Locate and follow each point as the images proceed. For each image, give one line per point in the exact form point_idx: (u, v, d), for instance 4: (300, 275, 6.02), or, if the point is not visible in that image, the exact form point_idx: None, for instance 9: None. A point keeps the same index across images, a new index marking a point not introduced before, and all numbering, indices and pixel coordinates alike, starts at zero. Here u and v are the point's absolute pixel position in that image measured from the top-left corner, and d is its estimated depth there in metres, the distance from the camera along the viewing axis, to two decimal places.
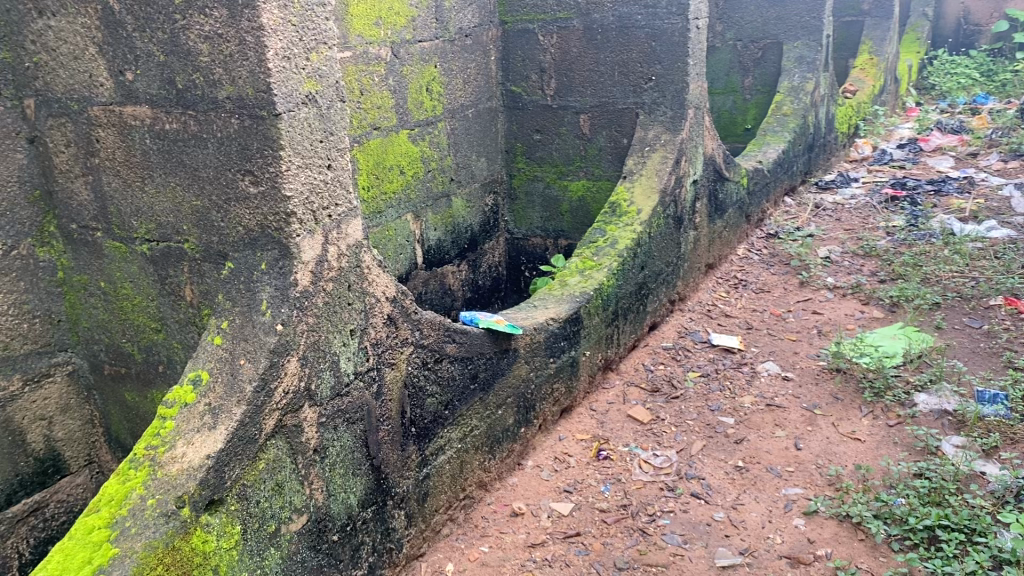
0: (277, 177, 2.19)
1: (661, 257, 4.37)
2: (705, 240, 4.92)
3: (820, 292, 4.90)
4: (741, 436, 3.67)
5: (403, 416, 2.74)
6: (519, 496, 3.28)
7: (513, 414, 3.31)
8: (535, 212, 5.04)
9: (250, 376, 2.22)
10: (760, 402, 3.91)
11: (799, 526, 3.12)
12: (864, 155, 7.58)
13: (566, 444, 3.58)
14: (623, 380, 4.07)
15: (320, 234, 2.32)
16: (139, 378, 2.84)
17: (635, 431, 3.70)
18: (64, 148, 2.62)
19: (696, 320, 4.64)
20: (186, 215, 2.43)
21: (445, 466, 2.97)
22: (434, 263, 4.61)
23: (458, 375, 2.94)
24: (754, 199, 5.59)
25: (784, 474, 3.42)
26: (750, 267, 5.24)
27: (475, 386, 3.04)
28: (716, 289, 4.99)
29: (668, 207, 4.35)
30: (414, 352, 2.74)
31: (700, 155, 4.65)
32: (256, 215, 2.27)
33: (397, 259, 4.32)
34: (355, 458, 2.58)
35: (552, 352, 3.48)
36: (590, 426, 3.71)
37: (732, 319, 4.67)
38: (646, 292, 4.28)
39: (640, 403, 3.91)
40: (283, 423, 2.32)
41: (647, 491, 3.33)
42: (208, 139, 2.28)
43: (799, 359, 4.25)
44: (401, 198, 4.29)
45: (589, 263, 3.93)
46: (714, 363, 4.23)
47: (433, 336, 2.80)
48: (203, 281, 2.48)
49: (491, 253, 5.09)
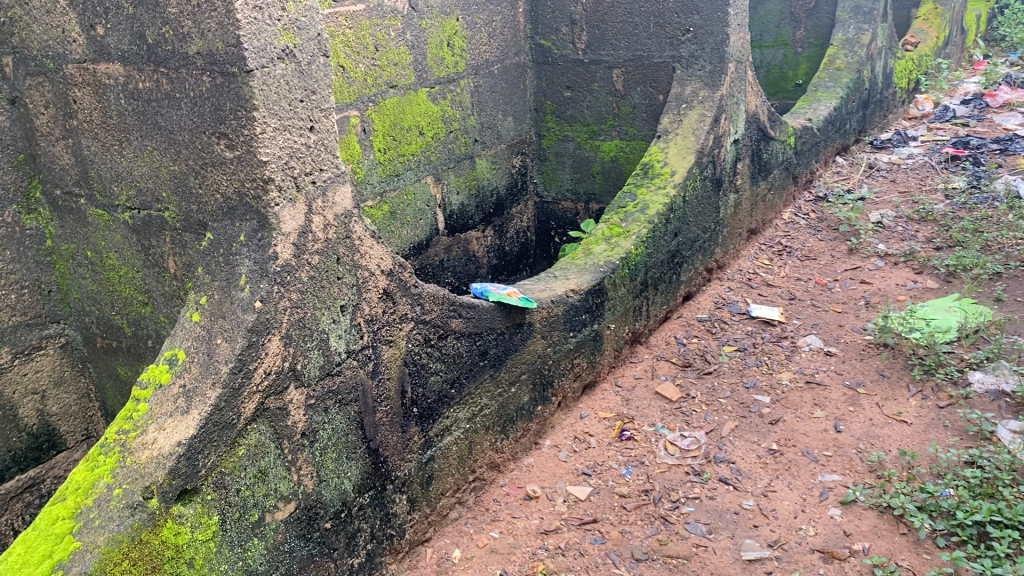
0: (251, 141, 2.01)
1: (697, 222, 4.10)
2: (747, 203, 4.61)
3: (870, 260, 4.59)
4: (776, 417, 3.42)
5: (403, 396, 2.56)
6: (534, 479, 3.09)
7: (528, 392, 3.11)
8: (566, 174, 4.79)
9: (227, 356, 2.05)
10: (799, 379, 3.65)
11: (835, 517, 2.89)
12: (924, 112, 7.13)
13: (588, 423, 3.38)
14: (653, 354, 3.84)
15: (302, 202, 2.13)
16: (130, 353, 2.68)
17: (663, 409, 3.48)
18: (43, 110, 2.46)
19: (735, 290, 4.37)
20: (164, 181, 2.26)
21: (452, 448, 2.79)
22: (457, 229, 4.42)
23: (465, 352, 2.76)
24: (803, 159, 5.25)
25: (821, 459, 3.17)
26: (796, 232, 4.93)
27: (484, 363, 2.86)
28: (758, 256, 4.70)
29: (706, 168, 4.07)
30: (415, 329, 2.56)
31: (742, 113, 4.34)
32: (233, 182, 2.09)
33: (416, 224, 4.15)
34: (350, 441, 2.41)
35: (572, 326, 3.27)
36: (616, 404, 3.50)
37: (774, 288, 4.39)
38: (680, 260, 4.02)
39: (670, 379, 3.68)
40: (266, 406, 2.15)
41: (672, 475, 3.11)
42: (181, 99, 2.10)
43: (844, 332, 3.96)
44: (420, 159, 4.10)
45: (616, 229, 3.69)
46: (752, 337, 3.97)
47: (436, 310, 2.62)
48: (185, 252, 2.31)
49: (519, 218, 4.86)
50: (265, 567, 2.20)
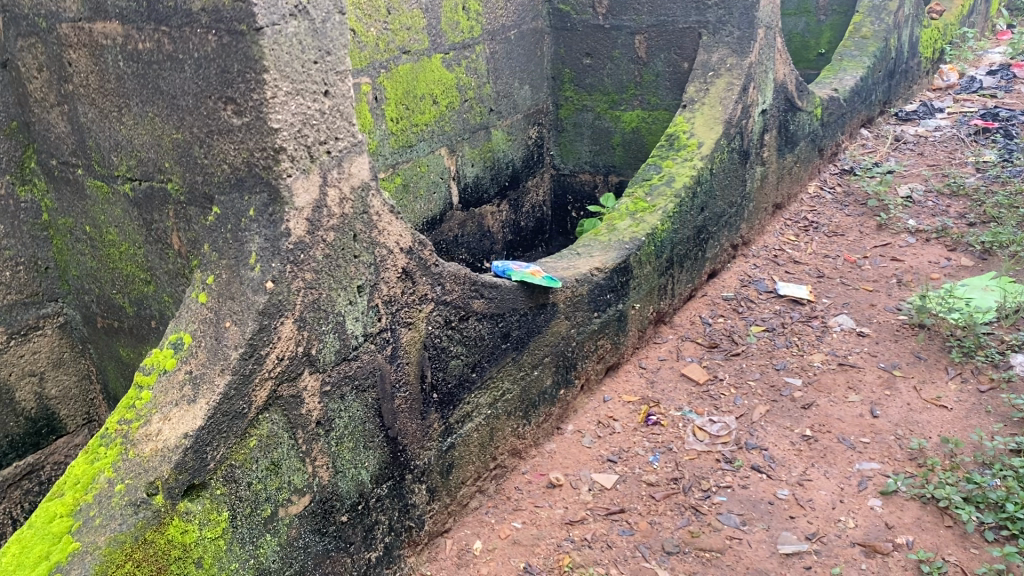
0: (261, 106, 1.84)
1: (724, 197, 3.92)
2: (773, 176, 4.43)
3: (900, 237, 4.41)
4: (809, 401, 3.27)
5: (423, 381, 2.41)
6: (557, 465, 2.95)
7: (551, 375, 2.96)
8: (584, 145, 4.61)
9: (236, 341, 1.90)
10: (831, 360, 3.50)
11: (876, 508, 2.74)
12: (949, 83, 6.90)
13: (611, 407, 3.23)
14: (677, 335, 3.68)
15: (316, 173, 1.96)
16: (132, 334, 2.53)
17: (690, 393, 3.33)
18: (37, 73, 2.28)
19: (761, 267, 4.20)
20: (166, 151, 2.09)
21: (473, 435, 2.64)
22: (472, 203, 4.25)
23: (487, 334, 2.62)
24: (829, 131, 5.05)
25: (858, 446, 3.02)
26: (823, 208, 4.75)
27: (506, 346, 2.71)
28: (783, 231, 4.53)
29: (733, 139, 3.89)
30: (436, 310, 2.41)
31: (771, 82, 4.14)
32: (241, 151, 1.93)
33: (430, 198, 3.98)
34: (367, 430, 2.26)
35: (596, 305, 3.12)
36: (640, 387, 3.35)
37: (801, 266, 4.23)
38: (706, 236, 3.85)
39: (696, 360, 3.53)
40: (278, 394, 1.99)
41: (702, 462, 2.97)
42: (184, 60, 1.92)
43: (876, 312, 3.80)
44: (434, 129, 3.92)
45: (641, 204, 3.52)
46: (780, 316, 3.81)
47: (457, 291, 2.47)
48: (190, 228, 2.15)
49: (536, 192, 4.68)
50: (278, 564, 2.06)
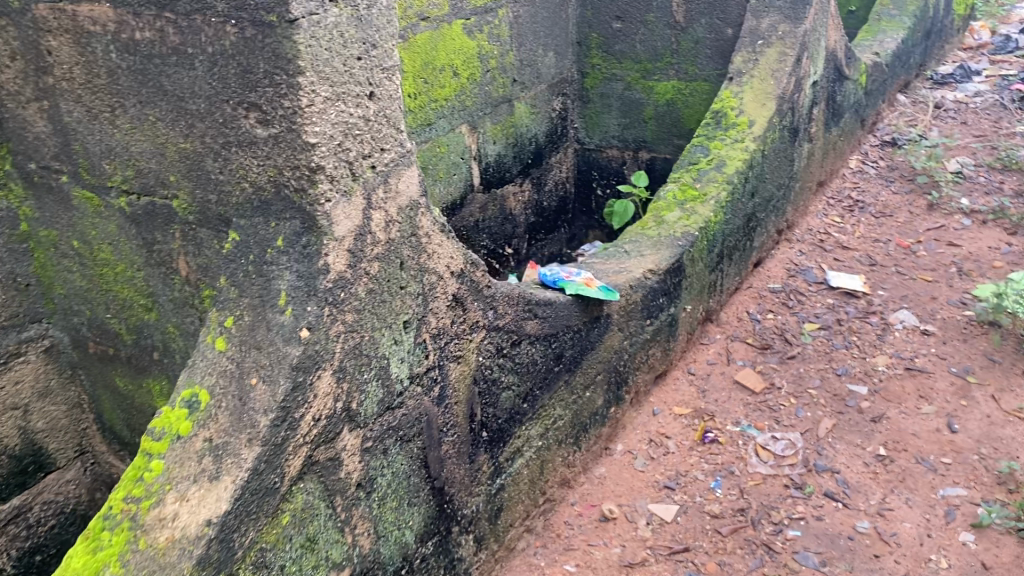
0: (294, 115, 1.47)
1: (773, 179, 3.57)
2: (819, 152, 4.08)
3: (955, 218, 4.08)
4: (878, 413, 2.98)
5: (472, 420, 2.08)
6: (609, 494, 2.65)
7: (603, 394, 2.65)
8: (612, 118, 4.23)
9: (266, 405, 1.55)
10: (897, 364, 3.20)
11: (969, 545, 2.46)
12: (981, 41, 6.52)
13: (662, 422, 2.93)
14: (726, 334, 3.37)
15: (359, 194, 1.60)
16: (131, 364, 2.18)
17: (747, 403, 3.03)
18: (8, 62, 1.88)
19: (808, 254, 3.88)
20: (171, 161, 1.72)
21: (523, 472, 2.32)
22: (493, 183, 3.89)
23: (540, 358, 2.29)
24: (871, 99, 4.70)
25: (939, 468, 2.74)
26: (866, 184, 4.41)
27: (559, 369, 2.38)
28: (827, 212, 4.19)
29: (785, 116, 3.53)
30: (487, 338, 2.07)
31: (823, 50, 3.77)
32: (266, 168, 1.57)
33: (450, 180, 3.61)
34: (412, 484, 1.93)
35: (649, 312, 2.79)
36: (691, 397, 3.05)
37: (851, 252, 3.91)
38: (755, 224, 3.52)
39: (750, 364, 3.22)
40: (315, 459, 1.66)
41: (769, 489, 2.68)
42: (194, 55, 1.55)
43: (939, 307, 3.49)
44: (454, 104, 3.53)
45: (690, 192, 3.18)
46: (835, 312, 3.50)
47: (509, 313, 2.13)
48: (200, 253, 1.79)
49: (559, 168, 4.32)
50: None
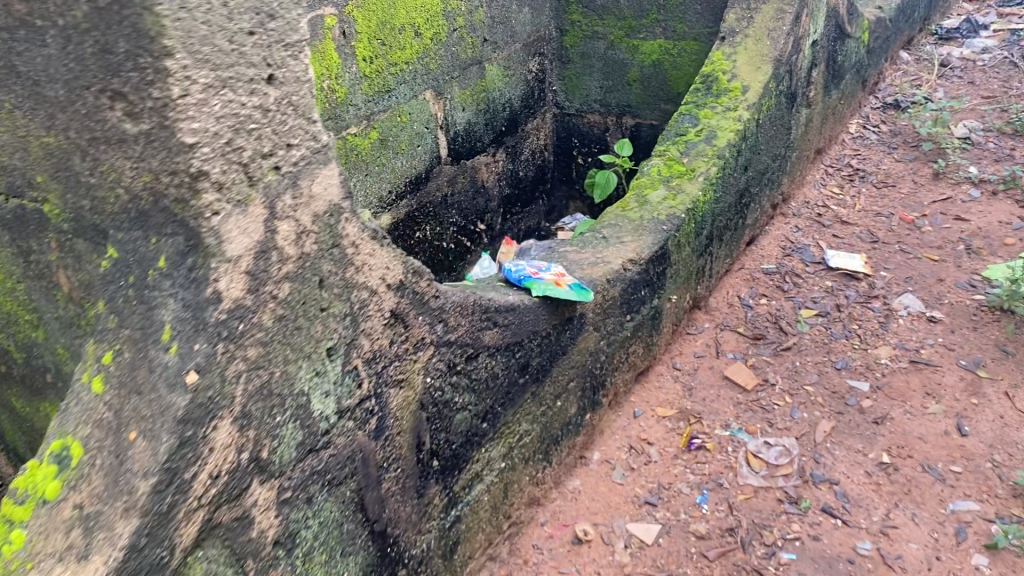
0: (164, 108, 1.15)
1: (768, 150, 3.26)
2: (818, 118, 3.76)
3: (962, 188, 3.77)
4: (881, 414, 2.71)
5: (419, 450, 1.80)
6: (583, 512, 2.38)
7: (576, 402, 2.37)
8: (594, 80, 3.90)
9: (146, 466, 1.25)
10: (901, 357, 2.92)
11: (982, 569, 2.20)
12: None
13: (644, 426, 2.66)
14: (714, 322, 3.08)
15: (259, 204, 1.28)
16: (26, 384, 1.87)
17: (737, 403, 2.75)
18: None
19: (804, 230, 3.58)
20: (36, 158, 1.40)
21: (483, 498, 2.05)
22: (463, 154, 3.57)
23: (501, 371, 2.00)
24: (873, 58, 4.36)
25: (948, 478, 2.47)
26: (868, 151, 4.10)
27: (525, 380, 2.09)
28: (825, 182, 3.89)
29: (782, 80, 3.20)
30: (436, 356, 1.78)
31: (824, 6, 3.42)
32: (141, 172, 1.25)
33: (413, 152, 3.29)
34: (346, 532, 1.65)
35: (629, 306, 2.50)
36: (676, 397, 2.77)
37: (850, 228, 3.61)
38: (748, 200, 3.21)
39: (741, 357, 2.94)
40: (216, 523, 1.37)
41: (760, 504, 2.41)
42: (46, 30, 1.22)
43: (946, 290, 3.20)
44: (417, 68, 3.19)
45: (676, 168, 2.87)
46: (833, 296, 3.21)
47: (463, 325, 1.83)
48: (81, 268, 1.48)
49: (536, 136, 3.99)
50: None
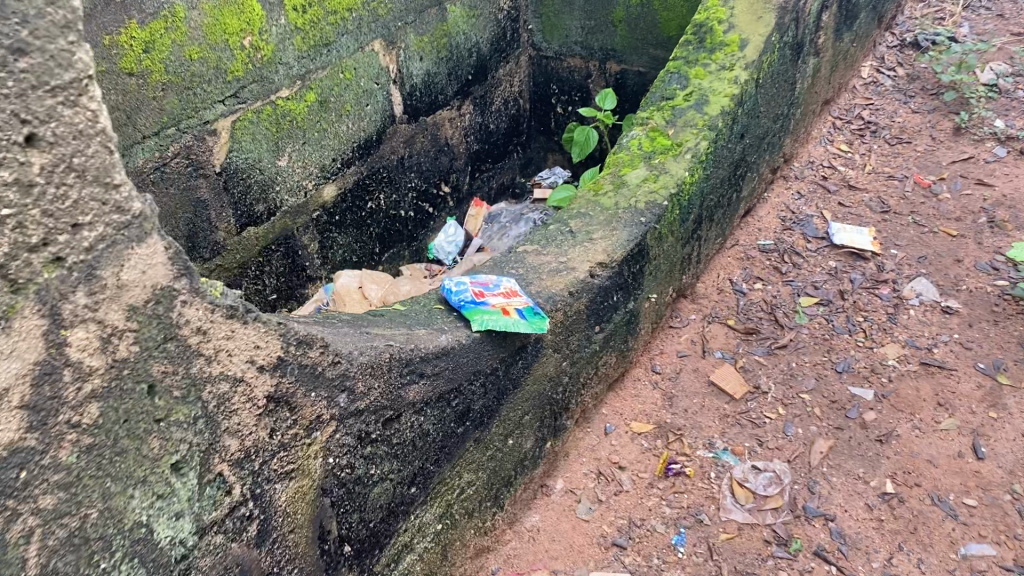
0: None
1: (769, 111, 2.83)
2: (827, 65, 3.31)
3: (986, 146, 3.32)
4: (886, 430, 2.37)
5: (323, 541, 1.47)
6: (541, 556, 2.08)
7: (534, 434, 2.03)
8: (573, 19, 3.41)
9: None
10: (911, 358, 2.57)
11: None
12: None
13: (616, 446, 2.33)
14: (702, 314, 2.73)
15: (32, 313, 0.90)
16: None
17: (723, 416, 2.42)
18: None
19: (807, 197, 3.19)
20: None
21: (415, 569, 1.73)
22: (423, 109, 3.14)
23: (433, 427, 1.65)
24: None
25: (960, 514, 2.15)
26: (882, 100, 3.66)
27: (465, 429, 1.75)
28: (833, 137, 3.48)
29: (788, 30, 2.74)
30: (341, 430, 1.43)
31: None
32: None
33: (361, 113, 2.87)
34: None
35: (598, 317, 2.13)
36: (654, 408, 2.44)
37: (859, 194, 3.21)
38: (744, 171, 2.80)
39: (730, 357, 2.59)
40: None
41: (745, 545, 2.10)
42: None
43: (964, 273, 2.81)
44: (363, 15, 2.72)
45: (660, 141, 2.47)
46: (837, 280, 2.84)
47: (378, 387, 1.48)
48: None
49: (508, 82, 3.55)
50: None
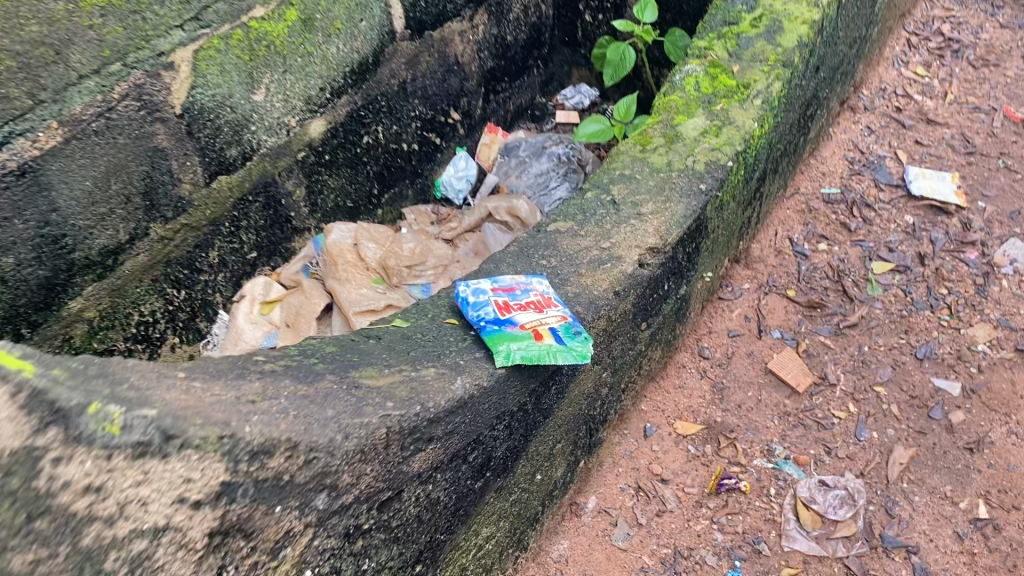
0: None
1: (847, 36, 2.35)
2: None
3: None
4: (976, 436, 2.00)
5: None
6: None
7: (565, 460, 1.67)
8: None
9: None
10: (1005, 343, 2.17)
11: None
12: None
13: (658, 452, 1.98)
14: (756, 283, 2.32)
15: None
16: None
17: (784, 415, 2.05)
18: None
19: (879, 133, 2.72)
20: None
21: None
22: (428, 23, 2.64)
23: (445, 492, 1.29)
24: None
25: None
26: (964, 12, 3.13)
27: (484, 483, 1.38)
28: (908, 57, 2.98)
29: None
30: (321, 534, 1.05)
31: None
32: None
33: (355, 31, 2.37)
34: None
35: (645, 313, 1.73)
36: (702, 403, 2.07)
37: (939, 130, 2.73)
38: (815, 109, 2.33)
39: (791, 338, 2.20)
40: None
41: None
42: None
43: None
44: None
45: (724, 82, 2.02)
46: (915, 241, 2.42)
47: (373, 471, 1.10)
48: None
49: None
50: None
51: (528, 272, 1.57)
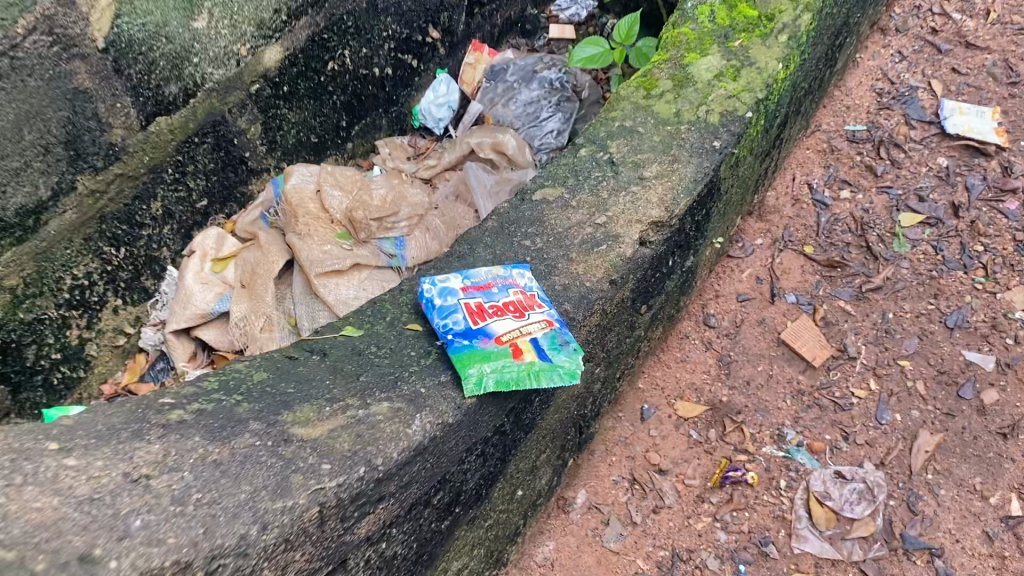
0: None
1: None
2: None
3: None
4: (1011, 420, 1.76)
5: None
6: None
7: (553, 466, 1.46)
8: None
9: None
10: None
11: None
12: None
13: (656, 439, 1.78)
14: (770, 238, 2.10)
15: None
16: None
17: (798, 394, 1.84)
18: None
19: (913, 59, 2.42)
20: None
21: None
22: None
23: (403, 545, 1.08)
24: None
25: None
26: None
27: (452, 520, 1.18)
28: None
29: None
30: None
31: None
32: None
33: None
34: None
35: (646, 296, 1.50)
36: (706, 379, 1.86)
37: (980, 55, 2.36)
38: (844, 39, 2.04)
39: (807, 303, 1.97)
40: None
41: None
42: None
43: None
44: None
45: (743, 11, 1.74)
46: (948, 187, 2.14)
47: (303, 556, 0.88)
48: None
49: None
50: None
51: (510, 262, 1.33)
